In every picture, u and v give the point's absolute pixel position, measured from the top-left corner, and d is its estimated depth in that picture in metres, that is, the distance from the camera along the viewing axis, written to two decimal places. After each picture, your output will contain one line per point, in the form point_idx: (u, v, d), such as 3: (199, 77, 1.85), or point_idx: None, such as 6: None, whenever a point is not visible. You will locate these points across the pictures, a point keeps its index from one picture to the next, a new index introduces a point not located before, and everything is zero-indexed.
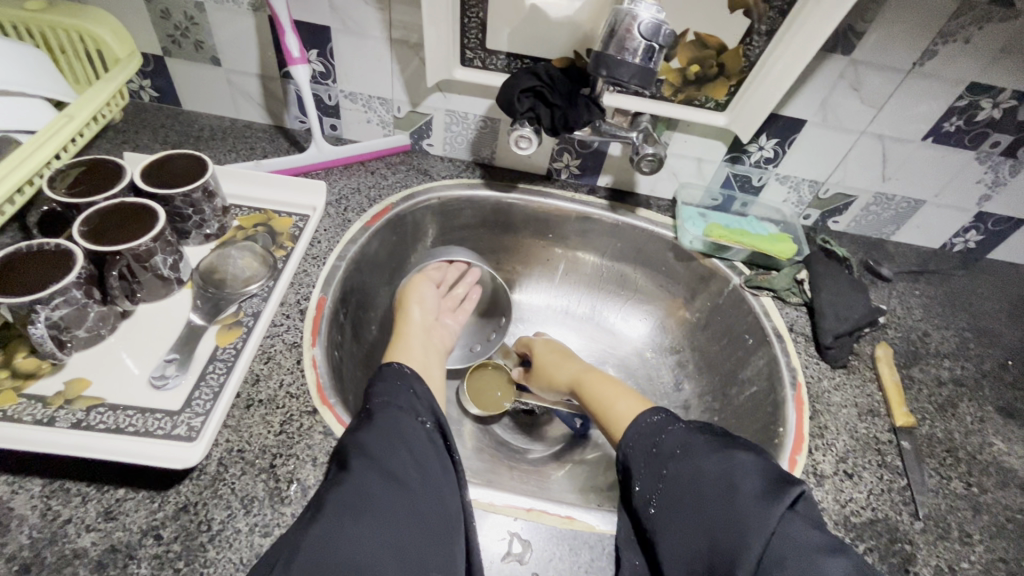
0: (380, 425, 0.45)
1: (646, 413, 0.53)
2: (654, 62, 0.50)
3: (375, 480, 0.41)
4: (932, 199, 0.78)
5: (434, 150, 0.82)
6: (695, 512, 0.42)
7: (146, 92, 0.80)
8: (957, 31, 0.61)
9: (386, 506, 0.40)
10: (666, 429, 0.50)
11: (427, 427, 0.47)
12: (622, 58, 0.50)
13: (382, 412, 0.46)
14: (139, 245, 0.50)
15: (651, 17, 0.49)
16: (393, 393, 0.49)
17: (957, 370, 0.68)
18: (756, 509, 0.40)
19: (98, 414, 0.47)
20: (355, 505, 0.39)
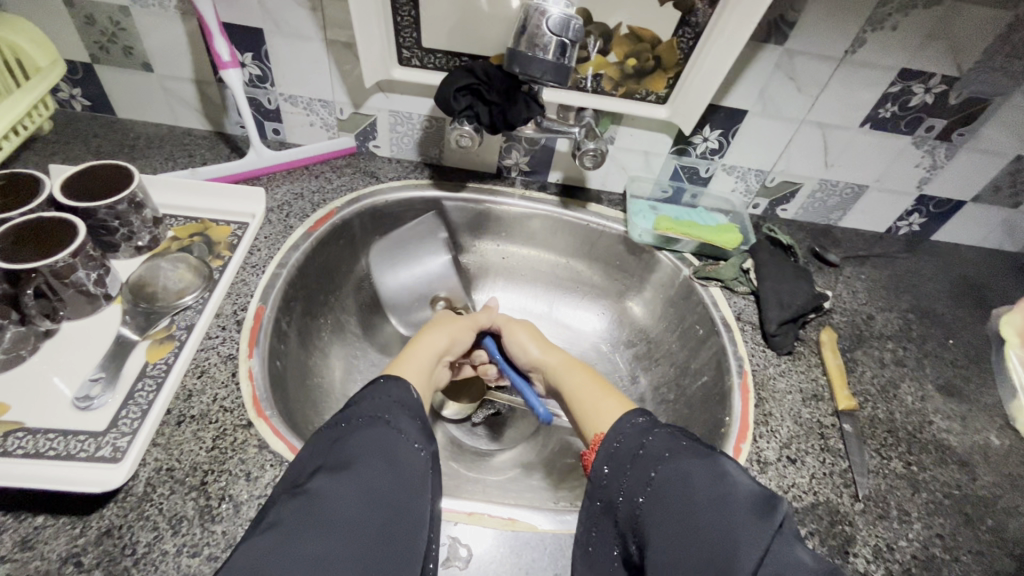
0: (370, 441, 0.44)
1: (628, 414, 0.46)
2: (567, 57, 0.50)
3: (353, 493, 0.40)
4: (875, 184, 0.80)
5: (382, 152, 0.81)
6: (679, 523, 0.37)
7: (77, 101, 0.77)
8: (884, 19, 0.62)
9: (356, 532, 0.38)
10: (639, 433, 0.44)
11: (420, 455, 0.46)
12: (533, 54, 0.49)
13: (374, 430, 0.45)
14: (56, 261, 0.49)
15: (560, 13, 0.48)
16: (385, 407, 0.48)
17: (900, 351, 0.70)
18: (748, 520, 0.35)
19: (17, 439, 0.46)
20: (319, 520, 0.38)
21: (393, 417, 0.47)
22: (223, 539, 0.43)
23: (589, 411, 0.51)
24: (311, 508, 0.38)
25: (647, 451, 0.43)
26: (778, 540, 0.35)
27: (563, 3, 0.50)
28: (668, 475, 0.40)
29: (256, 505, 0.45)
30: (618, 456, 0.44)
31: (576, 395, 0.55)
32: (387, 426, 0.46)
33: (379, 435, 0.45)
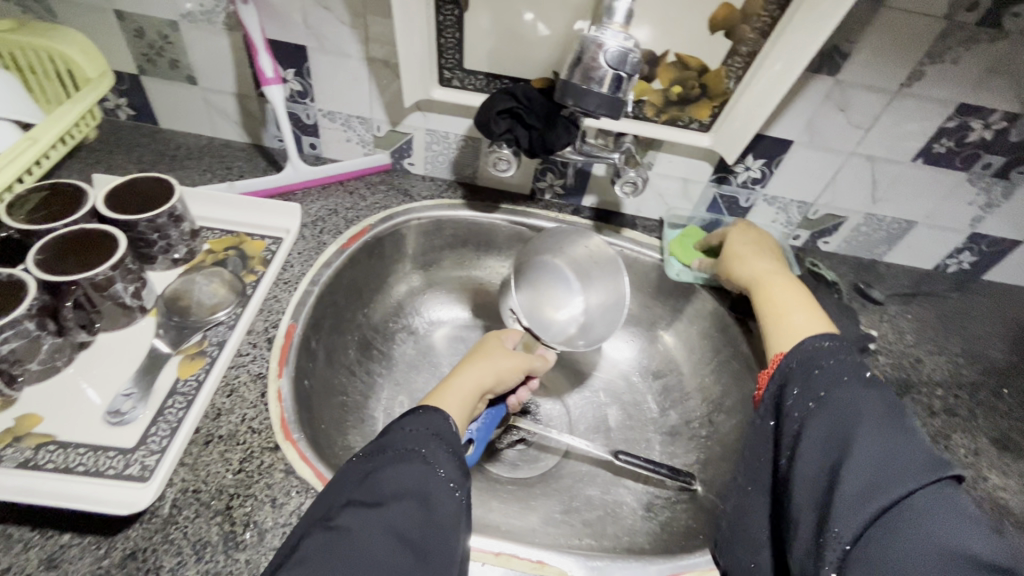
0: (404, 480, 0.44)
1: (812, 338, 0.49)
2: (622, 91, 0.48)
3: (380, 537, 0.39)
4: (924, 221, 0.77)
5: (416, 169, 0.81)
6: (835, 440, 0.41)
7: (122, 111, 0.79)
8: (944, 52, 0.59)
9: (382, 573, 0.38)
10: (827, 362, 0.47)
11: (453, 495, 0.45)
12: (587, 88, 0.48)
13: (408, 463, 0.45)
14: (97, 274, 0.49)
15: (617, 45, 0.47)
16: (422, 442, 0.47)
17: (950, 399, 0.66)
18: (908, 462, 0.37)
19: (47, 452, 0.45)
20: (342, 557, 0.38)
21: (429, 452, 0.46)
22: (247, 568, 0.42)
23: (786, 322, 0.54)
24: (338, 543, 0.39)
25: (805, 381, 0.47)
26: (932, 491, 0.36)
27: (621, 33, 0.48)
28: (844, 401, 0.43)
29: (280, 533, 0.44)
30: (814, 381, 0.46)
31: (771, 307, 0.57)
32: (422, 460, 0.45)
33: (412, 469, 0.44)
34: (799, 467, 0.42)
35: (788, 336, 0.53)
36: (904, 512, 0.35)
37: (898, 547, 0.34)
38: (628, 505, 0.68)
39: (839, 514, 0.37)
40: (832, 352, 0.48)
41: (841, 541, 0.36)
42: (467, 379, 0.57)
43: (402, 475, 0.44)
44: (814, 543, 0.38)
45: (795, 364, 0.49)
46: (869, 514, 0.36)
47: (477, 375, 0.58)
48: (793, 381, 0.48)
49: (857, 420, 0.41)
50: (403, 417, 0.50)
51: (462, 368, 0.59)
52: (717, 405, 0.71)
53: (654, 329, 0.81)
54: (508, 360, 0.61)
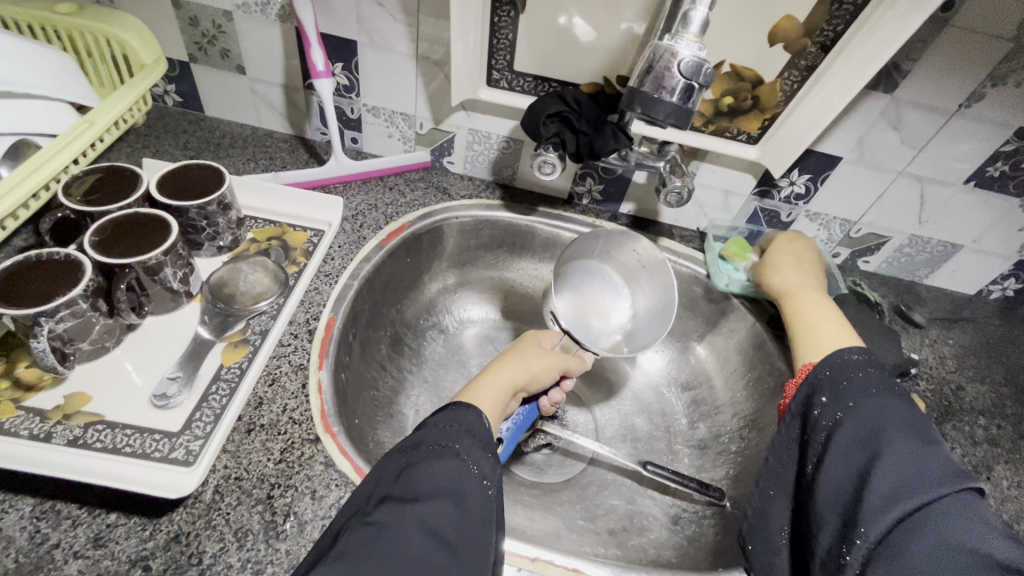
0: (438, 476, 0.42)
1: (843, 351, 0.49)
2: (692, 101, 0.48)
3: (415, 535, 0.38)
4: (970, 245, 0.75)
5: (455, 168, 0.81)
6: (864, 445, 0.41)
7: (170, 97, 0.80)
8: (1008, 74, 0.58)
9: (418, 571, 0.37)
10: (855, 376, 0.46)
11: (487, 492, 0.43)
12: (659, 96, 0.48)
13: (441, 460, 0.43)
14: (150, 258, 0.49)
15: (691, 55, 0.47)
16: (454, 437, 0.46)
17: (993, 429, 0.65)
18: (937, 469, 0.38)
19: (96, 431, 0.46)
20: (375, 555, 0.37)
21: (462, 449, 0.45)
22: (286, 559, 0.42)
23: (820, 337, 0.56)
24: (373, 542, 0.38)
25: (836, 388, 0.46)
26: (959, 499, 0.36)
27: (695, 42, 0.47)
28: (869, 412, 0.43)
29: (320, 526, 0.44)
30: (842, 390, 0.46)
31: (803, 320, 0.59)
32: (454, 457, 0.44)
33: (446, 467, 0.43)
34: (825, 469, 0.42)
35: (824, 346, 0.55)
36: (928, 516, 0.36)
37: (918, 545, 0.35)
38: (655, 517, 0.67)
39: (868, 514, 0.37)
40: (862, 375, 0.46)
41: (864, 542, 0.37)
42: (501, 376, 0.57)
43: (435, 471, 0.42)
44: (838, 543, 0.39)
45: (827, 371, 0.48)
46: (898, 515, 0.36)
47: (511, 371, 0.58)
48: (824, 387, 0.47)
49: (883, 431, 0.41)
50: (433, 415, 0.48)
51: (493, 366, 0.58)
52: (749, 421, 0.70)
53: (686, 341, 0.80)
54: (543, 359, 0.61)
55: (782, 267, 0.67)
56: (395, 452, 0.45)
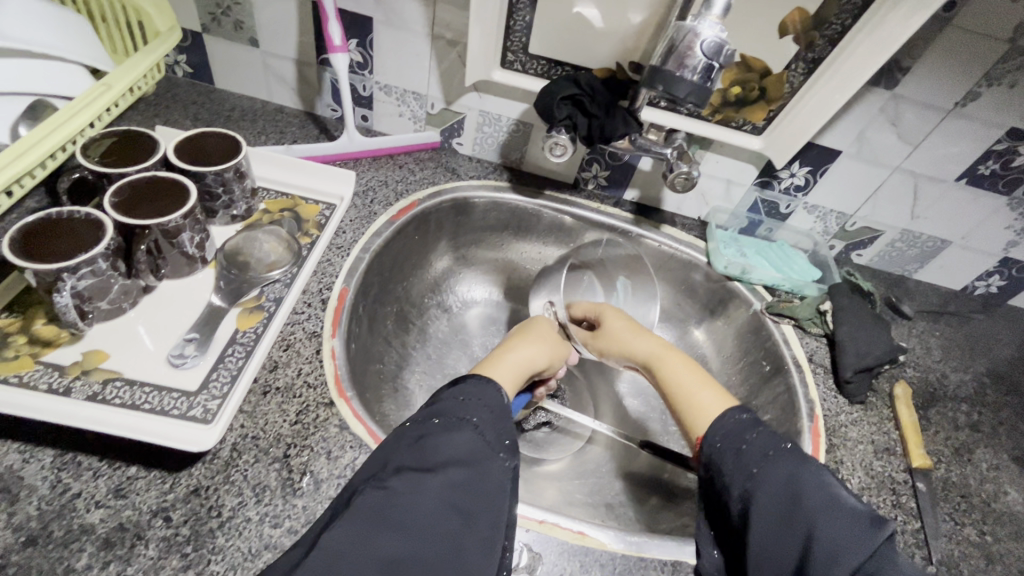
0: (455, 444, 0.42)
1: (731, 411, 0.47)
2: (712, 81, 0.50)
3: (432, 503, 0.38)
4: (959, 241, 0.78)
5: (464, 150, 0.82)
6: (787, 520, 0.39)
7: (180, 67, 0.80)
8: (1002, 75, 0.60)
9: (433, 539, 0.37)
10: (749, 433, 0.45)
11: (502, 463, 0.43)
12: (680, 74, 0.50)
13: (461, 432, 0.43)
14: (169, 221, 0.50)
15: (713, 36, 0.49)
16: (472, 409, 0.46)
17: (974, 415, 0.68)
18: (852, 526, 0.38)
19: (115, 388, 0.47)
20: (393, 519, 0.37)
21: (480, 421, 0.45)
22: (304, 514, 0.43)
23: (695, 404, 0.52)
24: (390, 505, 0.38)
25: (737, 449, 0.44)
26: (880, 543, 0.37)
27: (717, 24, 0.50)
28: (763, 470, 0.42)
29: (336, 484, 0.45)
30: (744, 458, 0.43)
31: (677, 394, 0.54)
32: (472, 430, 0.44)
33: (466, 439, 0.43)
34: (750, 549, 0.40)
35: (702, 419, 0.50)
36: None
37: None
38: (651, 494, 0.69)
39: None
40: (743, 426, 0.46)
41: None
42: (520, 355, 0.58)
43: (453, 443, 0.42)
44: None
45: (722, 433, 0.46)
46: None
47: (527, 352, 0.59)
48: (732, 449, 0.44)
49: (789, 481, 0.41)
50: (451, 386, 0.48)
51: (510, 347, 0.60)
52: (744, 403, 0.72)
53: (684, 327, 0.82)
54: (551, 347, 0.63)
55: (627, 336, 0.62)
56: (414, 420, 0.45)
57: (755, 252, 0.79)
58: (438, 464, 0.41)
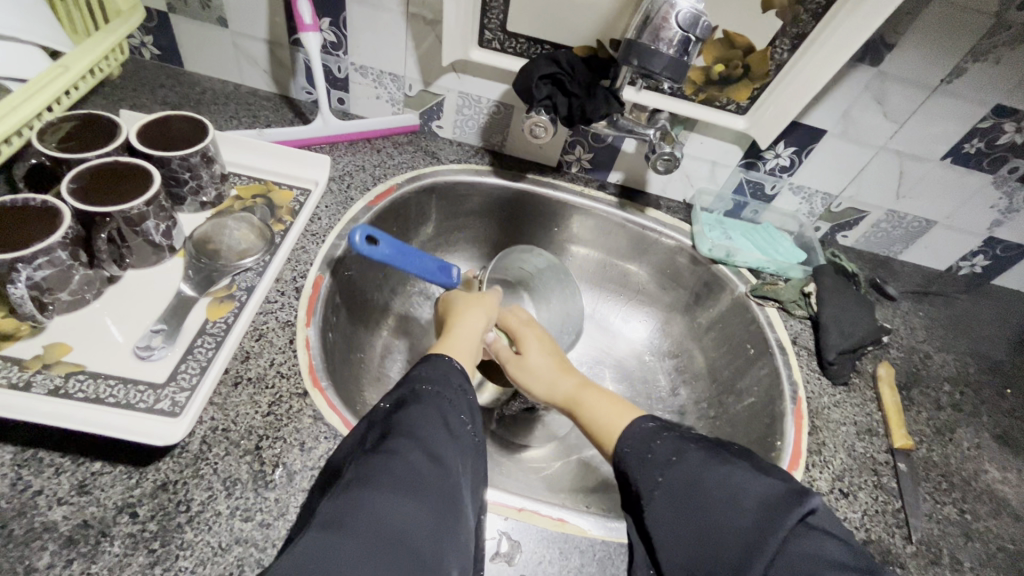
0: (422, 404, 0.43)
1: (638, 419, 0.48)
2: (687, 56, 0.50)
3: (421, 462, 0.39)
4: (943, 221, 0.77)
5: (444, 133, 0.80)
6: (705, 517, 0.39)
7: (148, 49, 0.77)
8: (988, 50, 0.59)
9: (424, 494, 0.37)
10: (660, 437, 0.46)
11: (467, 430, 0.44)
12: (655, 48, 0.49)
13: (428, 403, 0.44)
14: (131, 208, 0.48)
15: (689, 7, 0.48)
16: (442, 380, 0.47)
17: (957, 395, 0.68)
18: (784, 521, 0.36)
19: (78, 381, 0.45)
20: (379, 483, 0.36)
21: (441, 390, 0.46)
22: (276, 507, 0.42)
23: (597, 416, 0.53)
24: (375, 471, 0.37)
25: (656, 456, 0.44)
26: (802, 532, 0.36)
27: None
28: (678, 477, 0.42)
29: (310, 476, 0.44)
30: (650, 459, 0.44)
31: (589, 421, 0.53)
32: (437, 402, 0.44)
33: (431, 409, 0.43)
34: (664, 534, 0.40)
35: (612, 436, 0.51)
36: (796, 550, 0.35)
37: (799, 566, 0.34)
38: None
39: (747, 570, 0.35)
40: (650, 431, 0.47)
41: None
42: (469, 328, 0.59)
43: (422, 414, 0.43)
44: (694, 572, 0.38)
45: (628, 447, 0.47)
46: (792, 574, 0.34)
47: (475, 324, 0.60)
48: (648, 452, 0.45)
49: (707, 483, 0.40)
50: (416, 362, 0.48)
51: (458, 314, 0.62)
52: (727, 386, 0.71)
53: (668, 311, 0.81)
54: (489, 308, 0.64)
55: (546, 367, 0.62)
56: (375, 407, 0.44)
57: (740, 234, 0.78)
58: (413, 434, 0.41)
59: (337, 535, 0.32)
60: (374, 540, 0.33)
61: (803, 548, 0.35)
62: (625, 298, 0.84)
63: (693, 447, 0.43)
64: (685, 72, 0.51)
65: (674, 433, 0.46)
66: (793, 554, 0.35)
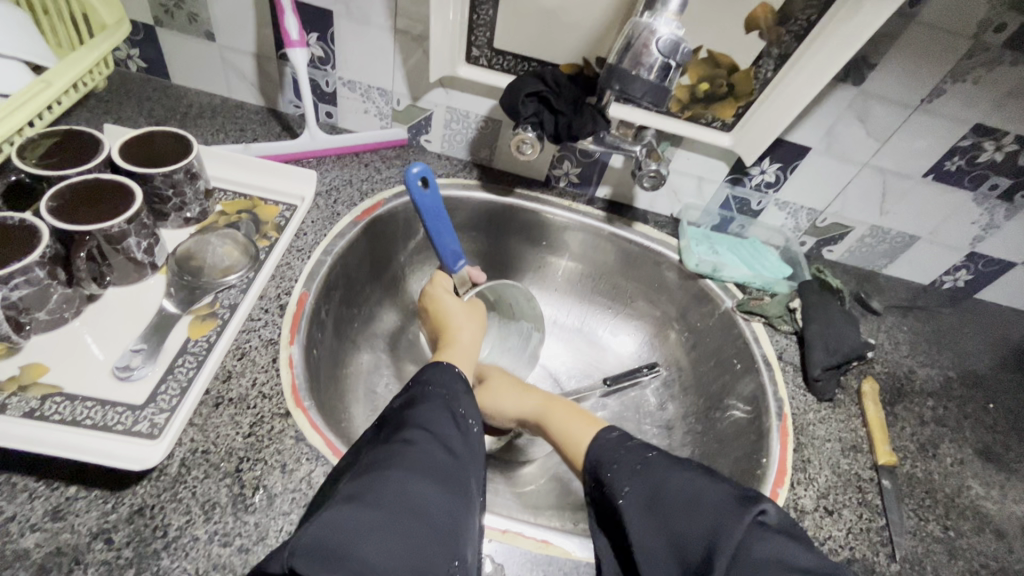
0: (430, 403, 0.47)
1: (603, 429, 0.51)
2: (669, 80, 0.51)
3: (436, 450, 0.42)
4: (926, 236, 0.78)
5: (432, 147, 0.80)
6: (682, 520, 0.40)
7: (134, 62, 0.77)
8: (967, 71, 0.60)
9: (438, 476, 0.41)
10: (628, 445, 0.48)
11: (473, 430, 0.47)
12: (636, 73, 0.50)
13: (439, 402, 0.47)
14: (112, 226, 0.47)
15: (670, 34, 0.49)
16: (447, 381, 0.50)
17: (940, 410, 0.68)
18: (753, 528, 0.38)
19: (54, 404, 0.45)
20: (398, 464, 0.40)
21: (449, 393, 0.49)
22: (255, 531, 0.42)
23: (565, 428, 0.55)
24: (396, 454, 0.41)
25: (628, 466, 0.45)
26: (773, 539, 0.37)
27: (674, 21, 0.50)
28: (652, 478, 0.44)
29: (290, 498, 0.44)
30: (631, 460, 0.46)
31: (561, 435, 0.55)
32: (445, 403, 0.47)
33: (441, 408, 0.46)
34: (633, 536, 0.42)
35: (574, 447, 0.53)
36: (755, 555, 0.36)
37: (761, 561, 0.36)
38: None
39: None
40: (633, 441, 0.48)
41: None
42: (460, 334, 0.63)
43: (432, 411, 0.46)
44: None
45: (599, 452, 0.49)
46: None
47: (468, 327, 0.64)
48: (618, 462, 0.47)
49: (673, 485, 0.42)
50: (422, 367, 0.52)
51: (449, 334, 0.63)
52: (714, 401, 0.72)
53: (655, 325, 0.82)
54: (460, 308, 0.66)
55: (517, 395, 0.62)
56: (384, 410, 0.47)
57: (726, 249, 0.78)
58: (422, 427, 0.44)
59: (357, 505, 0.36)
60: (391, 512, 0.36)
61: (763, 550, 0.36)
62: (613, 312, 0.84)
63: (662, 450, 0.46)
64: (667, 96, 0.51)
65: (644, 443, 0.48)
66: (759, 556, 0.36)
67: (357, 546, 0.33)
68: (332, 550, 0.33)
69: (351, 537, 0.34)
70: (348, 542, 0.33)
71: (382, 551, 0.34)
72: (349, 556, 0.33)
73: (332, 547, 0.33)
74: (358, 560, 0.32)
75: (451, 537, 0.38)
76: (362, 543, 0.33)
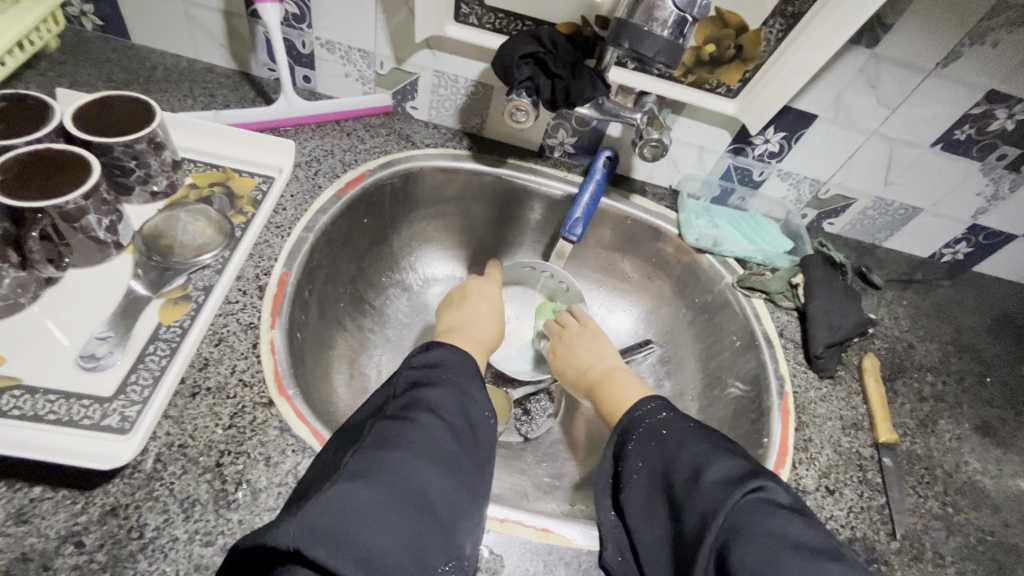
0: (441, 386, 0.44)
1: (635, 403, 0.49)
2: (684, 36, 0.47)
3: (444, 436, 0.40)
4: (930, 208, 0.76)
5: (419, 114, 0.75)
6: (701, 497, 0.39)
7: (88, 20, 0.70)
8: (986, 33, 0.57)
9: (444, 463, 0.39)
10: (651, 421, 0.47)
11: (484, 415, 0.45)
12: (648, 29, 0.46)
13: (443, 386, 0.44)
14: (66, 202, 0.43)
15: None
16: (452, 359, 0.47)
17: (939, 386, 0.68)
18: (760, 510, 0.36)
19: (12, 398, 0.42)
20: (400, 449, 0.37)
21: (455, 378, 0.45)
22: (239, 528, 0.39)
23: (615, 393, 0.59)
24: (397, 439, 0.38)
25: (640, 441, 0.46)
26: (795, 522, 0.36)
27: None
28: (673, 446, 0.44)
29: (277, 493, 0.41)
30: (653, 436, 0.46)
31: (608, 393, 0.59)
32: (452, 389, 0.44)
33: (447, 393, 0.43)
34: (646, 523, 0.42)
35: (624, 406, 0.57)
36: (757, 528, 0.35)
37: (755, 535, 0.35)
38: None
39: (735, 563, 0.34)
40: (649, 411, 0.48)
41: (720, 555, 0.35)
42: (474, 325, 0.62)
43: (439, 395, 0.43)
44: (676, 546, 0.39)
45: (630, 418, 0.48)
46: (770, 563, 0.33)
47: (482, 318, 0.63)
48: (632, 436, 0.47)
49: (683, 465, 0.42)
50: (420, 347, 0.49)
51: (468, 323, 0.62)
52: (712, 379, 0.70)
53: (653, 301, 0.79)
54: (483, 302, 0.65)
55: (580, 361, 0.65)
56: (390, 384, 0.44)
57: (727, 223, 0.76)
58: (429, 410, 0.41)
59: (362, 484, 0.34)
60: (392, 498, 0.34)
61: (765, 523, 0.35)
62: (609, 288, 0.82)
63: (684, 421, 0.46)
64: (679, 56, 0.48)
65: (673, 413, 0.47)
66: (758, 536, 0.35)
67: (359, 530, 0.32)
68: (334, 531, 0.31)
69: (350, 522, 0.32)
70: (350, 522, 0.32)
71: (384, 539, 0.32)
72: (351, 540, 0.31)
73: (335, 532, 0.31)
74: (359, 547, 0.31)
75: (451, 529, 0.36)
76: (364, 531, 0.32)
